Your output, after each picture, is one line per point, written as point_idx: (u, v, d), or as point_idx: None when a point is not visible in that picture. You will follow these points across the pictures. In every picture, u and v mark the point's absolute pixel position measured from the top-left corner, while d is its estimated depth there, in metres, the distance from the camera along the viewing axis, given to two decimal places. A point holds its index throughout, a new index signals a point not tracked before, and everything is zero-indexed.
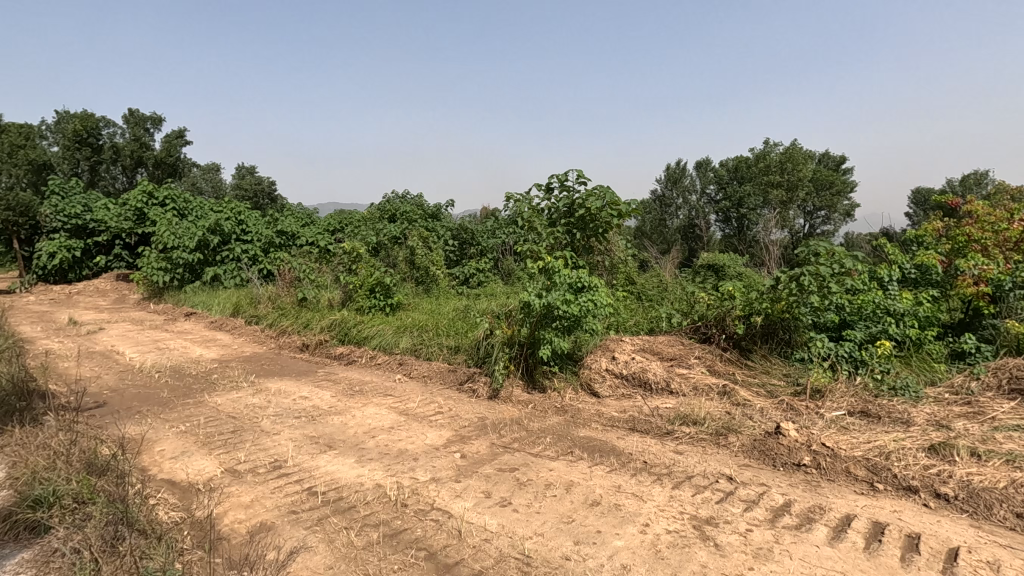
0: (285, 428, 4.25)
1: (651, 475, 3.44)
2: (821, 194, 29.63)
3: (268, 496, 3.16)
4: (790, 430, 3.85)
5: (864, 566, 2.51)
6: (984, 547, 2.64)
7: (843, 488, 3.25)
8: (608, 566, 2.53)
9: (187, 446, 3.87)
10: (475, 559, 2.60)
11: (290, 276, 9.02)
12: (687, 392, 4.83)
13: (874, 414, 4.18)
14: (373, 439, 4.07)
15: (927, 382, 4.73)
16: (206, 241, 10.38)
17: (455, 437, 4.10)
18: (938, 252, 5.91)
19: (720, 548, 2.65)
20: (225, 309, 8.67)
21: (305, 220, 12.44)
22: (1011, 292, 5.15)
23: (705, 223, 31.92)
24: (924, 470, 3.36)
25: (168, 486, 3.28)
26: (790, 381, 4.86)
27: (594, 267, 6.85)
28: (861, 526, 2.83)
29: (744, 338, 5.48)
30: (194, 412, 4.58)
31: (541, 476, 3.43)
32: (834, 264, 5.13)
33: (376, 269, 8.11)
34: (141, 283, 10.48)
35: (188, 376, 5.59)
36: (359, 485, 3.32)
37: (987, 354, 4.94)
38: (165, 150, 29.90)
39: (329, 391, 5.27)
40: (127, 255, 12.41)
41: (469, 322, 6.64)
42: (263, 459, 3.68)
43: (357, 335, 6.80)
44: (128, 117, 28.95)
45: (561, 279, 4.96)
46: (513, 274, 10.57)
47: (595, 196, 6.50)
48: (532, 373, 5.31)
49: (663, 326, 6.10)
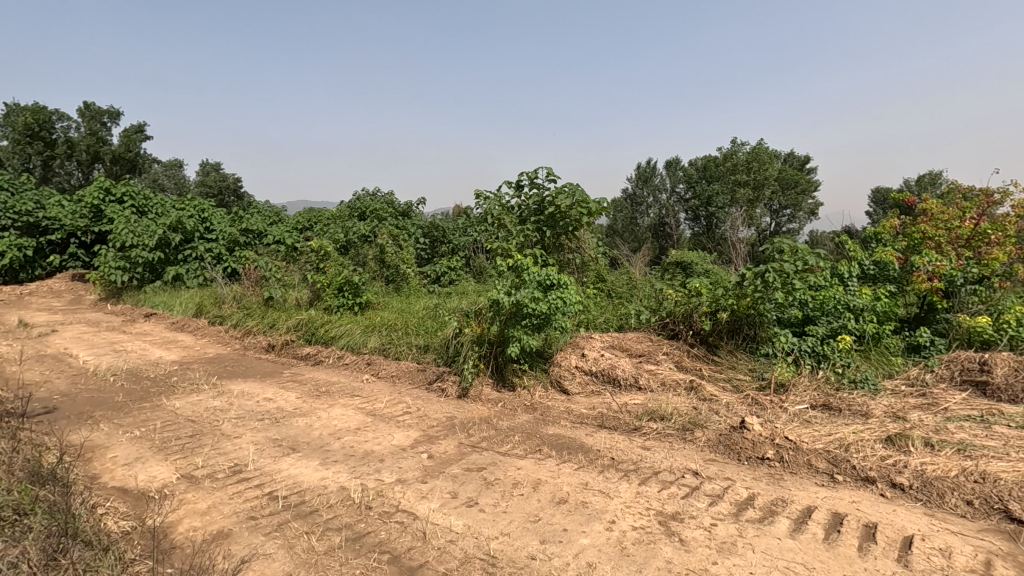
0: (248, 432, 4.12)
1: (618, 471, 3.45)
2: (786, 194, 30.42)
3: (227, 502, 3.05)
4: (754, 424, 3.90)
5: (824, 556, 2.56)
6: (937, 535, 2.72)
7: (804, 480, 3.32)
8: (573, 566, 2.51)
9: (142, 452, 3.71)
10: (440, 561, 2.55)
11: (256, 275, 8.82)
12: (655, 388, 4.88)
13: (836, 407, 4.28)
14: (338, 440, 3.98)
15: (885, 374, 4.88)
16: (167, 239, 10.02)
17: (423, 437, 4.04)
18: (895, 249, 6.10)
19: (685, 544, 2.66)
20: (187, 309, 8.40)
21: (273, 219, 12.20)
22: (962, 288, 5.42)
23: (675, 222, 32.16)
24: (881, 461, 3.45)
25: (119, 494, 3.14)
26: (756, 376, 4.96)
27: (565, 265, 6.95)
28: (821, 517, 2.89)
29: (711, 334, 5.57)
30: (150, 416, 4.40)
31: (508, 475, 3.40)
32: (798, 262, 5.22)
33: (345, 268, 7.95)
34: (97, 283, 10.06)
35: (146, 379, 5.38)
36: (322, 488, 3.24)
37: (941, 348, 5.12)
38: (123, 145, 28.82)
39: (295, 392, 5.15)
40: (82, 255, 11.90)
41: (438, 321, 6.57)
42: (223, 463, 3.55)
43: (324, 336, 6.66)
44: (84, 112, 27.73)
45: (529, 278, 4.94)
46: (485, 273, 10.48)
47: (564, 194, 6.51)
48: (502, 371, 5.29)
49: (632, 324, 6.13)
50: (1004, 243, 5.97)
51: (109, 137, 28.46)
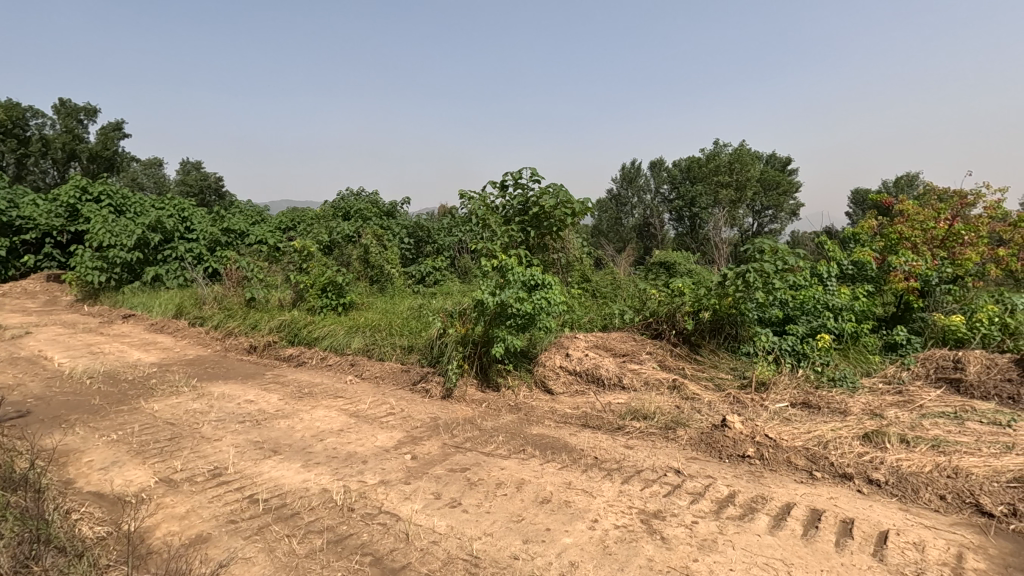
0: (228, 434, 4.06)
1: (601, 471, 3.47)
2: (768, 194, 30.78)
3: (206, 506, 3.01)
4: (735, 422, 3.95)
5: (802, 552, 2.59)
6: (911, 529, 2.78)
7: (784, 477, 3.36)
8: (556, 565, 2.52)
9: (119, 456, 3.64)
10: (422, 562, 2.54)
11: (238, 275, 8.72)
12: (638, 387, 4.91)
13: (815, 405, 4.34)
14: (321, 442, 3.94)
15: (863, 373, 4.97)
16: (146, 240, 9.83)
17: (407, 438, 4.03)
18: (873, 249, 6.22)
19: (667, 542, 2.68)
20: (166, 310, 8.26)
21: (255, 218, 12.08)
22: (937, 287, 5.55)
23: (659, 222, 32.40)
24: (858, 457, 3.51)
25: (94, 499, 3.08)
26: (737, 374, 5.02)
27: (550, 265, 6.96)
28: (800, 514, 2.93)
29: (693, 333, 5.63)
30: (128, 419, 4.32)
31: (492, 475, 3.41)
32: (779, 261, 5.33)
33: (328, 268, 7.89)
34: (73, 283, 9.85)
35: (124, 382, 5.28)
36: (304, 490, 3.21)
37: (917, 346, 5.23)
38: (101, 144, 28.32)
39: (277, 393, 5.09)
40: (58, 255, 11.65)
41: (423, 321, 6.56)
42: (202, 466, 3.50)
43: (307, 337, 6.60)
44: (60, 109, 27.17)
45: (513, 277, 4.93)
46: (470, 273, 10.46)
47: (549, 195, 6.54)
48: (486, 371, 5.29)
49: (616, 323, 6.17)
50: (977, 243, 6.14)
51: (86, 135, 27.97)
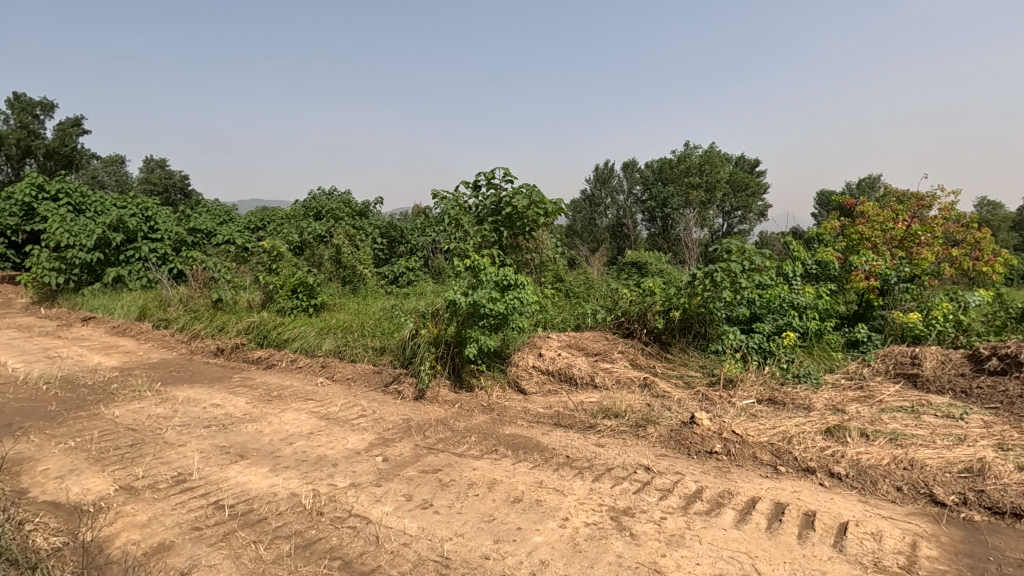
0: (193, 440, 3.96)
1: (573, 469, 3.50)
2: (737, 195, 31.39)
3: (169, 513, 2.93)
4: (703, 419, 4.02)
5: (765, 545, 2.66)
6: (870, 520, 2.87)
7: (750, 472, 3.44)
8: (526, 563, 2.53)
9: (76, 464, 3.51)
10: (393, 565, 2.52)
11: (205, 276, 8.54)
12: (610, 385, 4.97)
13: (780, 401, 4.46)
14: (290, 446, 3.87)
15: (826, 369, 5.12)
16: (107, 239, 9.50)
17: (378, 440, 3.99)
18: (835, 249, 6.39)
19: (635, 538, 2.72)
20: (129, 312, 8.00)
21: (223, 218, 11.81)
22: (896, 286, 5.76)
23: (632, 222, 32.73)
24: (820, 451, 3.62)
25: (50, 509, 2.96)
26: (706, 372, 5.12)
27: (523, 265, 6.96)
28: (765, 507, 3.00)
29: (664, 332, 5.71)
30: (87, 426, 4.17)
31: (464, 476, 3.40)
32: (744, 261, 5.53)
33: (299, 268, 7.76)
34: (29, 285, 9.46)
35: (83, 387, 5.10)
36: (272, 495, 3.15)
37: (876, 343, 5.41)
38: (58, 139, 27.20)
39: (244, 397, 4.98)
40: (13, 255, 11.17)
41: (395, 322, 6.52)
42: (165, 473, 3.40)
43: (277, 338, 6.49)
44: (14, 104, 26.25)
45: (486, 278, 4.93)
46: (444, 273, 10.41)
47: (521, 195, 6.61)
48: (459, 373, 5.27)
49: (589, 322, 6.22)
50: (932, 243, 6.40)
51: (42, 131, 27.02)
